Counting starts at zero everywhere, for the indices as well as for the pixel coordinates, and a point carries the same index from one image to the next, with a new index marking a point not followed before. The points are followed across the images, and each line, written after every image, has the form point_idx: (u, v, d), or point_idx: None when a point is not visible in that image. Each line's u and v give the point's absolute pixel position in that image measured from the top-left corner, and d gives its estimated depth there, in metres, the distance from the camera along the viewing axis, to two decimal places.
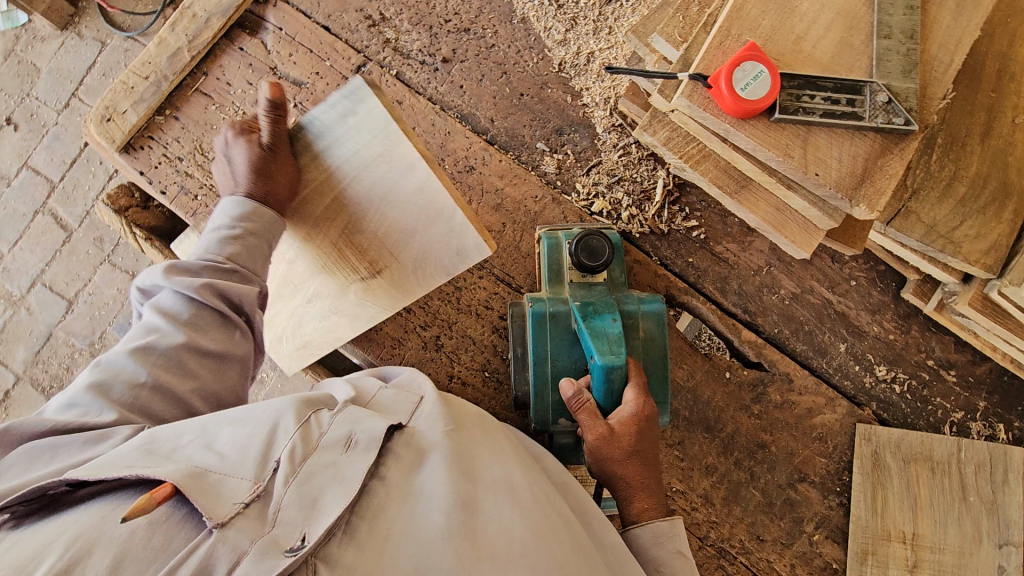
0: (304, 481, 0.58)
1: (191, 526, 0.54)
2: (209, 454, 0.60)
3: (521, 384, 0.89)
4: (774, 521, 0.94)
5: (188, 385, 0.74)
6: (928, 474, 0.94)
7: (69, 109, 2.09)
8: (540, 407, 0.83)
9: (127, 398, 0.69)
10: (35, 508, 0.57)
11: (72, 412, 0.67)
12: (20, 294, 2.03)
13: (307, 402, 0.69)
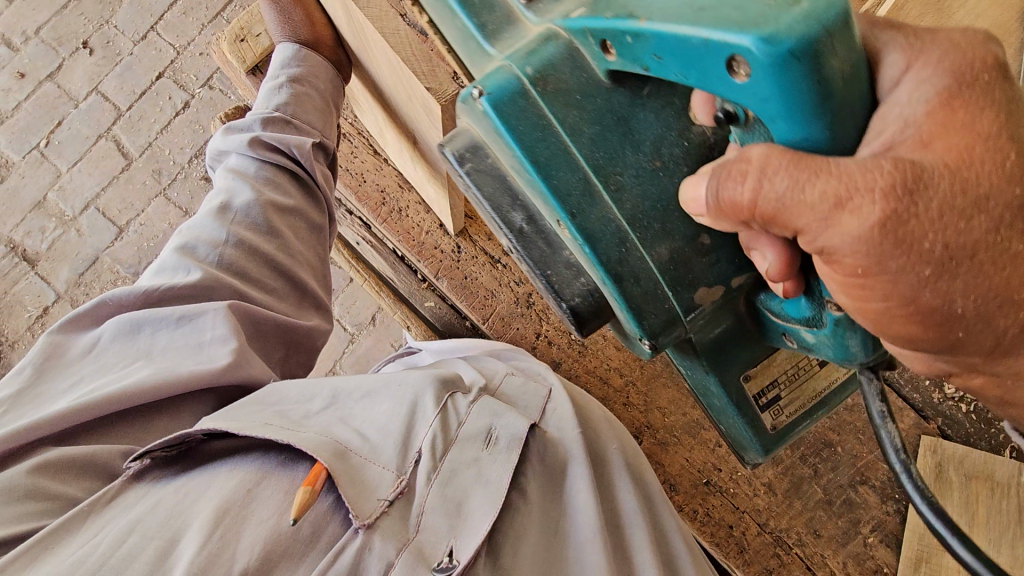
0: (447, 483, 0.71)
1: (340, 519, 0.66)
2: (354, 434, 0.73)
3: (553, 268, 0.63)
4: (831, 518, 0.96)
5: (272, 243, 0.88)
6: (987, 494, 0.94)
7: (146, 41, 2.11)
8: (633, 303, 0.58)
9: (214, 256, 0.84)
10: (171, 454, 0.70)
11: (165, 272, 0.84)
12: (72, 215, 2.04)
13: (444, 380, 0.81)
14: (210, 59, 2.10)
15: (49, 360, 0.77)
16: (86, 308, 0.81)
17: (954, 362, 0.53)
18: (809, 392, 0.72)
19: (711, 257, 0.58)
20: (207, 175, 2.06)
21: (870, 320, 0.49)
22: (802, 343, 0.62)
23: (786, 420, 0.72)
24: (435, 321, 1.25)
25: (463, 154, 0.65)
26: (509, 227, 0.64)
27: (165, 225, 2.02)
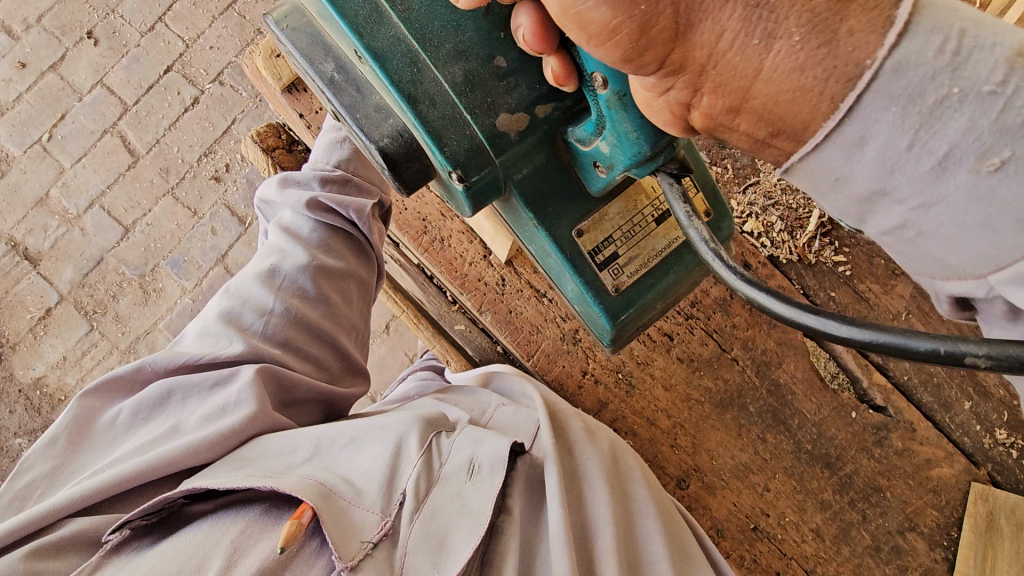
0: (428, 521, 0.75)
1: (323, 562, 0.71)
2: (339, 478, 0.78)
3: (363, 110, 0.69)
4: (879, 565, 0.94)
5: (319, 312, 0.96)
6: None
7: (154, 32, 2.03)
8: (432, 126, 0.62)
9: (259, 324, 0.91)
10: (152, 521, 0.74)
11: (209, 339, 0.91)
12: (76, 213, 1.97)
13: (428, 421, 0.87)
14: (221, 54, 2.03)
15: (81, 429, 0.84)
16: (123, 375, 0.88)
17: (704, 85, 0.47)
18: (648, 250, 0.75)
19: (510, 81, 0.62)
20: (217, 175, 1.99)
21: (578, 23, 0.45)
22: (608, 166, 0.65)
23: (629, 278, 0.74)
24: (466, 344, 1.22)
25: (281, 17, 0.73)
26: (321, 76, 0.70)
27: (175, 226, 1.98)
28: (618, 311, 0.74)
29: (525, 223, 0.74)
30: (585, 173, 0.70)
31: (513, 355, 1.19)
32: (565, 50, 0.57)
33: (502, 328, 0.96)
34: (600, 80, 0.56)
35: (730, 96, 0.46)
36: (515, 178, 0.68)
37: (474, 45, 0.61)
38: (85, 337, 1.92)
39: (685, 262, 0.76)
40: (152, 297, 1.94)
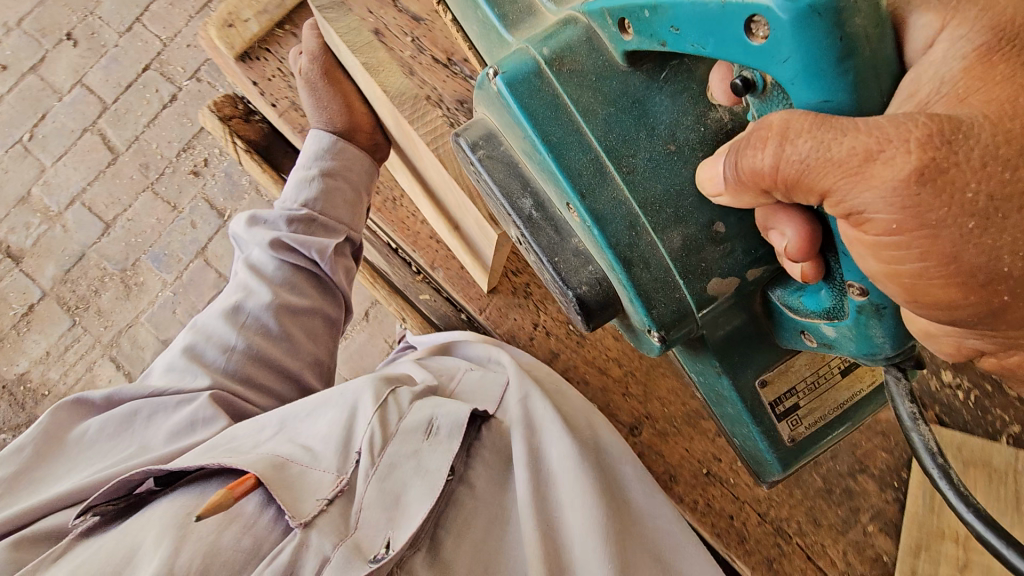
0: (384, 481, 0.78)
1: (281, 527, 0.74)
2: (298, 447, 0.81)
3: (561, 254, 0.69)
4: (831, 507, 0.96)
5: (280, 352, 0.94)
6: (984, 480, 0.94)
7: (132, 33, 2.07)
8: (643, 289, 0.63)
9: (220, 361, 0.90)
10: (122, 506, 0.77)
11: (173, 374, 0.91)
12: (58, 211, 2.01)
13: (385, 379, 0.90)
14: (198, 51, 2.07)
15: (50, 441, 0.85)
16: (93, 399, 0.90)
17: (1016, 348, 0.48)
18: (829, 403, 0.75)
19: (726, 246, 0.62)
20: (196, 169, 2.03)
21: (903, 289, 0.46)
22: (825, 342, 0.65)
23: (806, 429, 0.75)
24: (431, 313, 1.24)
25: (477, 142, 0.72)
26: (519, 213, 0.70)
27: (155, 221, 2.00)
28: (789, 458, 0.76)
29: (702, 361, 0.74)
30: (778, 327, 0.70)
31: (476, 321, 1.21)
32: (821, 253, 0.57)
33: (452, 284, 1.00)
34: (860, 288, 0.55)
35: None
36: (713, 335, 0.69)
37: (693, 211, 0.61)
38: (68, 332, 1.94)
39: (860, 412, 0.77)
40: (133, 291, 1.97)
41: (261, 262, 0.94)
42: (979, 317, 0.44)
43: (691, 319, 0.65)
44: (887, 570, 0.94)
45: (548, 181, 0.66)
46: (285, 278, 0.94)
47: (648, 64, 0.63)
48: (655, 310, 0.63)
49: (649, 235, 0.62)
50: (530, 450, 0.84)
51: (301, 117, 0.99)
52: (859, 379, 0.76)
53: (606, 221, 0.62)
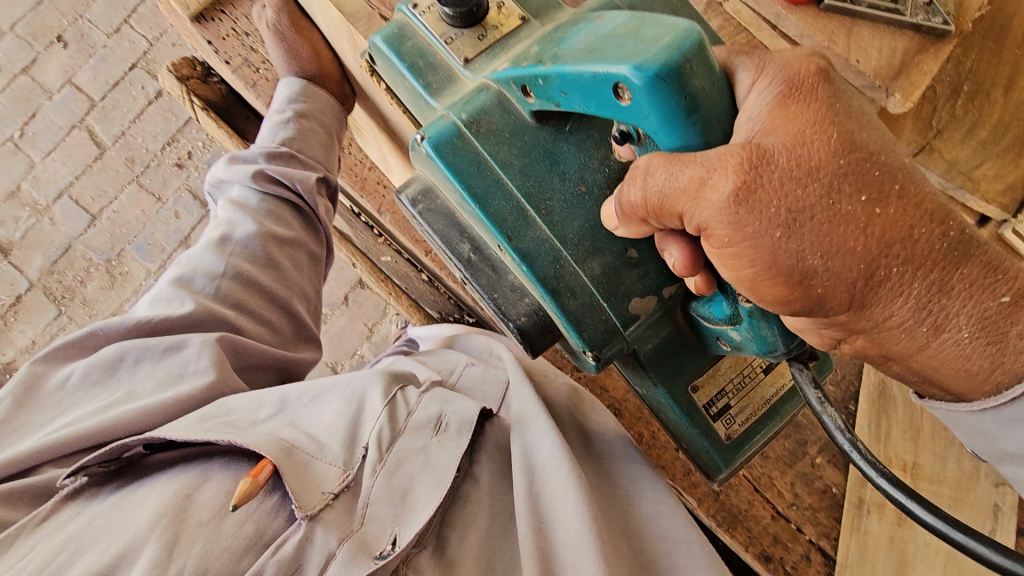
0: (391, 476, 0.75)
1: (283, 517, 0.69)
2: (302, 434, 0.77)
3: (499, 290, 0.75)
4: (779, 441, 0.96)
5: (270, 278, 0.89)
6: (932, 410, 0.95)
7: (119, 33, 2.15)
8: (572, 314, 0.67)
9: (208, 287, 0.84)
10: (110, 469, 0.72)
11: (158, 305, 0.84)
12: (46, 204, 2.06)
13: (393, 375, 0.86)
14: (182, 49, 2.14)
15: (32, 390, 0.78)
16: (74, 339, 0.82)
17: (860, 337, 0.54)
18: (757, 400, 0.80)
19: (641, 269, 0.69)
20: (180, 162, 2.08)
21: (760, 295, 0.54)
22: (734, 345, 0.70)
23: (740, 427, 0.79)
24: (393, 275, 1.27)
25: (417, 198, 0.78)
26: (458, 257, 0.76)
27: (139, 212, 2.05)
28: (730, 456, 0.79)
29: (641, 376, 0.79)
30: (701, 338, 0.75)
31: (437, 281, 1.23)
32: (707, 267, 0.63)
33: (400, 229, 1.06)
34: (744, 296, 0.62)
35: (881, 346, 0.54)
36: (643, 348, 0.75)
37: (607, 242, 0.68)
38: (53, 321, 1.98)
39: (788, 407, 0.81)
40: (118, 280, 2.01)
41: (245, 195, 0.90)
42: (809, 307, 0.52)
43: (618, 339, 0.70)
44: (835, 501, 0.94)
45: (479, 226, 0.71)
46: (269, 210, 0.90)
47: (555, 119, 0.70)
48: (586, 333, 0.68)
49: (571, 266, 0.68)
50: (523, 447, 0.83)
51: (253, 73, 1.03)
52: (780, 375, 0.81)
53: (533, 258, 0.67)
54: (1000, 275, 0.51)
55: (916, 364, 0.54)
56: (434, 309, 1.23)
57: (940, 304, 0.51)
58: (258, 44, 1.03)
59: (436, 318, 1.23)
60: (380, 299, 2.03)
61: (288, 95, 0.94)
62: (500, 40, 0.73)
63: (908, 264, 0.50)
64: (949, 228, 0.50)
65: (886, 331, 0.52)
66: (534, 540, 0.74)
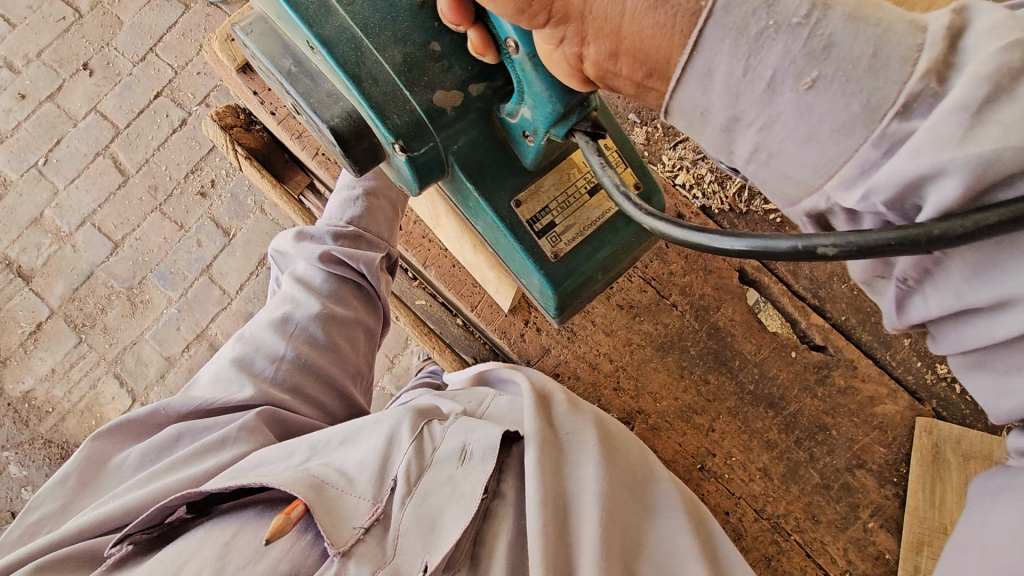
0: (419, 505, 0.71)
1: (318, 553, 0.67)
2: (332, 470, 0.74)
3: (316, 97, 0.70)
4: (830, 503, 0.94)
5: (327, 358, 0.88)
6: (987, 474, 0.93)
7: (145, 62, 2.16)
8: (374, 102, 0.64)
9: (267, 367, 0.84)
10: (155, 534, 0.69)
11: (220, 385, 0.84)
12: (68, 231, 2.06)
13: (419, 411, 0.82)
14: (208, 78, 2.15)
15: (93, 468, 0.77)
16: (135, 416, 0.82)
17: (587, 32, 0.48)
18: (582, 220, 0.73)
19: (444, 63, 0.64)
20: (203, 190, 2.08)
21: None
22: (534, 132, 0.65)
23: (566, 246, 0.73)
24: (427, 319, 1.25)
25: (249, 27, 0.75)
26: (279, 70, 0.71)
27: (161, 240, 2.04)
28: (559, 279, 0.73)
29: (456, 181, 0.73)
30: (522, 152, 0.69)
31: (472, 326, 1.22)
32: (481, 21, 0.59)
33: (446, 282, 1.07)
34: (513, 43, 0.57)
35: (598, 31, 0.47)
36: (456, 147, 0.69)
37: (411, 32, 0.63)
38: (73, 349, 1.96)
39: (620, 234, 0.75)
40: (139, 308, 1.99)
41: (309, 273, 0.91)
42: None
43: (426, 136, 0.66)
44: (889, 569, 0.92)
45: (290, 27, 0.68)
46: (331, 289, 0.90)
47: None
48: (389, 121, 0.64)
49: (373, 54, 0.64)
50: (539, 459, 0.76)
51: (298, 124, 1.03)
52: None
53: (334, 46, 0.63)
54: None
55: (629, 60, 0.47)
56: (468, 355, 1.22)
57: None
58: None
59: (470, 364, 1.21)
60: (401, 329, 2.01)
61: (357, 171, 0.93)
62: None
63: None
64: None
65: (592, 5, 0.46)
66: (543, 542, 0.68)
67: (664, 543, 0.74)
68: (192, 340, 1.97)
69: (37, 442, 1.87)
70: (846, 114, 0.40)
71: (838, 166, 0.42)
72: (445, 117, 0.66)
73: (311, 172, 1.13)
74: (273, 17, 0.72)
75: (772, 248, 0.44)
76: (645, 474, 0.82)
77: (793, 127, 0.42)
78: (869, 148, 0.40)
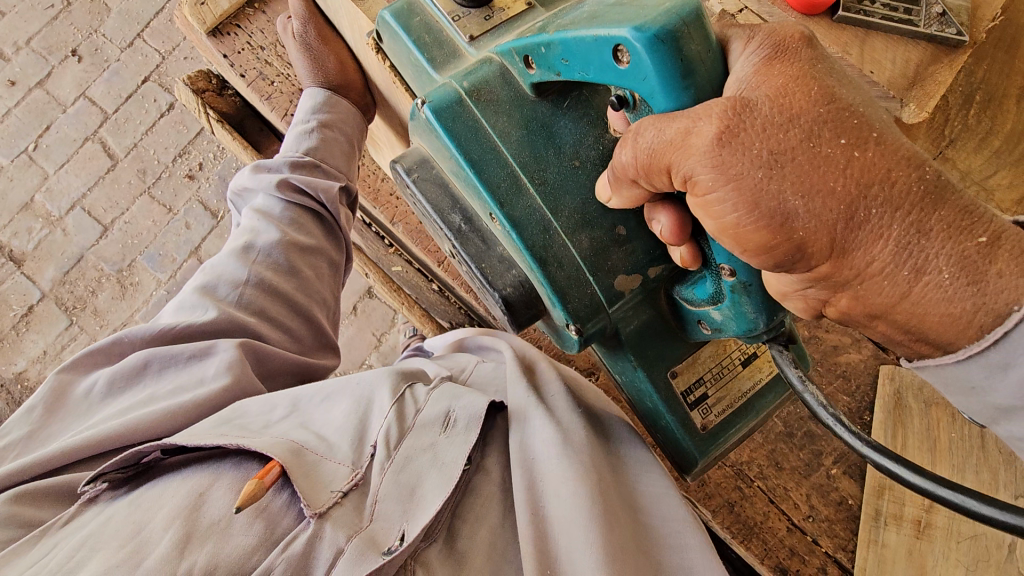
0: (399, 472, 0.74)
1: (293, 514, 0.68)
2: (311, 434, 0.76)
3: (486, 260, 0.78)
4: (793, 450, 0.96)
5: (291, 282, 0.89)
6: (948, 420, 0.94)
7: (132, 47, 2.19)
8: (558, 286, 0.70)
9: (230, 293, 0.84)
10: (129, 474, 0.69)
11: (185, 310, 0.84)
12: (59, 215, 2.08)
13: (402, 374, 0.87)
14: (195, 62, 2.17)
15: (59, 399, 0.77)
16: (100, 347, 0.81)
17: (841, 291, 0.52)
18: (734, 391, 0.82)
19: (627, 246, 0.71)
20: (191, 173, 2.10)
21: (731, 238, 0.52)
22: (716, 326, 0.72)
23: (716, 417, 0.82)
24: (403, 284, 1.27)
25: (412, 167, 0.81)
26: (450, 226, 0.79)
27: (150, 223, 2.07)
28: (705, 444, 0.81)
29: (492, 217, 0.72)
30: (679, 316, 0.78)
31: (446, 289, 1.23)
32: (695, 240, 0.65)
33: (412, 238, 1.06)
34: (729, 270, 0.63)
35: (863, 300, 0.51)
36: (624, 329, 0.79)
37: (599, 216, 0.71)
38: (65, 331, 1.99)
39: (764, 400, 0.84)
40: (129, 291, 2.02)
41: (270, 206, 0.91)
42: (793, 255, 0.50)
43: (601, 315, 0.73)
44: (852, 514, 0.93)
45: (456, 171, 0.75)
46: (291, 218, 0.91)
47: (553, 94, 0.72)
48: (496, 190, 0.70)
49: (560, 237, 0.70)
50: (523, 443, 0.82)
51: (268, 87, 1.05)
52: (758, 366, 0.84)
53: (493, 185, 0.70)
54: (980, 215, 0.49)
55: (730, 242, 0.53)
56: (444, 319, 1.23)
57: (920, 245, 0.48)
58: (273, 57, 1.05)
59: (445, 327, 1.23)
60: (387, 308, 2.03)
61: (311, 105, 0.96)
62: (505, 21, 0.78)
63: (887, 205, 0.48)
64: (924, 172, 0.49)
65: (869, 281, 0.50)
66: (532, 528, 0.74)
67: (656, 508, 0.81)
68: None
69: None
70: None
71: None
72: (621, 300, 0.73)
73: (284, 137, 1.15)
74: (444, 169, 0.78)
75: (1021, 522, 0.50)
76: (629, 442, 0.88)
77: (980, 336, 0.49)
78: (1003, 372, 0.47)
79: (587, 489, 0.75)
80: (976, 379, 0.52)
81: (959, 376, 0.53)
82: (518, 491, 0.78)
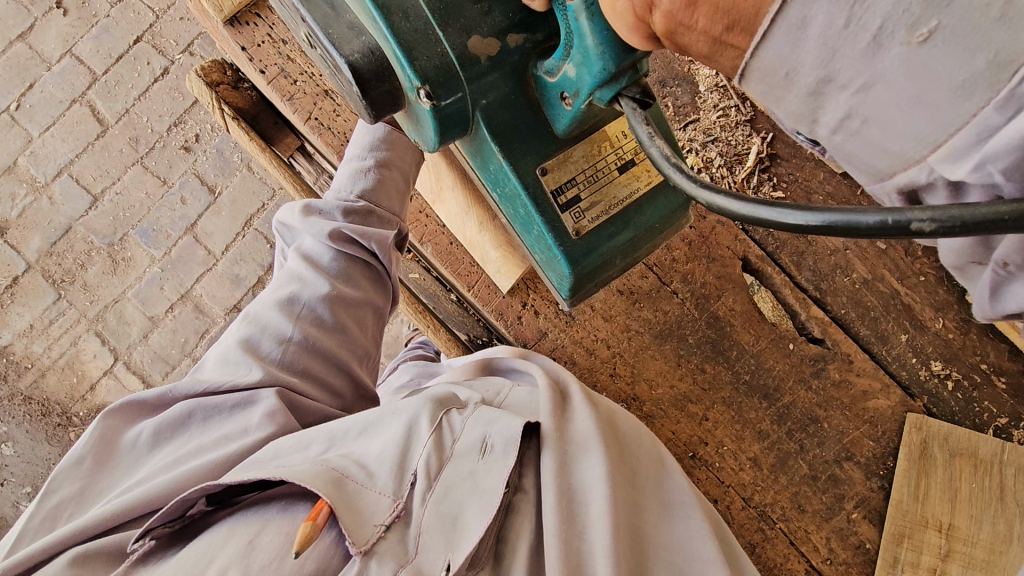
0: (440, 500, 0.67)
1: (340, 553, 0.64)
2: (351, 461, 0.70)
3: (334, 27, 0.63)
4: (816, 494, 0.96)
5: (335, 339, 0.84)
6: (970, 471, 0.94)
7: (123, 3, 2.04)
8: (404, 39, 0.60)
9: (271, 351, 0.80)
10: (175, 529, 0.67)
11: (230, 363, 0.80)
12: (44, 182, 1.97)
13: (438, 399, 0.77)
14: (191, 24, 2.03)
15: (105, 448, 0.74)
16: (144, 395, 0.78)
17: None
18: (610, 198, 0.70)
19: (484, 5, 0.61)
20: (186, 145, 1.99)
21: None
22: (574, 93, 0.61)
23: (590, 223, 0.70)
24: (421, 293, 1.23)
25: None
26: None
27: (143, 195, 1.96)
28: (576, 254, 0.70)
29: None
30: (550, 107, 0.66)
31: (467, 302, 1.19)
32: None
33: (442, 260, 1.04)
34: None
35: None
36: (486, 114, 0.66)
37: None
38: (52, 305, 1.91)
39: (644, 216, 0.71)
40: (120, 266, 1.93)
41: (315, 250, 0.86)
42: None
43: (455, 82, 0.62)
44: (869, 558, 0.94)
45: None
46: (340, 269, 0.86)
47: None
48: None
49: None
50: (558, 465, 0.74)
51: (290, 85, 0.97)
52: (637, 177, 0.71)
53: None
54: None
55: None
56: (462, 332, 1.19)
57: None
58: (295, 53, 0.97)
59: (465, 342, 1.19)
60: None
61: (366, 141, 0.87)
62: None
63: None
64: None
65: None
66: (560, 547, 0.66)
67: (678, 544, 0.75)
68: (176, 301, 1.92)
69: (16, 399, 1.82)
70: (966, 74, 0.34)
71: (949, 135, 0.36)
72: (478, 66, 0.62)
73: (302, 137, 1.07)
74: None
75: (858, 217, 0.41)
76: (655, 471, 0.82)
77: (898, 88, 0.36)
78: (990, 113, 0.34)
79: (616, 526, 0.68)
80: (786, 57, 0.40)
81: (771, 62, 0.41)
82: (546, 510, 0.70)
